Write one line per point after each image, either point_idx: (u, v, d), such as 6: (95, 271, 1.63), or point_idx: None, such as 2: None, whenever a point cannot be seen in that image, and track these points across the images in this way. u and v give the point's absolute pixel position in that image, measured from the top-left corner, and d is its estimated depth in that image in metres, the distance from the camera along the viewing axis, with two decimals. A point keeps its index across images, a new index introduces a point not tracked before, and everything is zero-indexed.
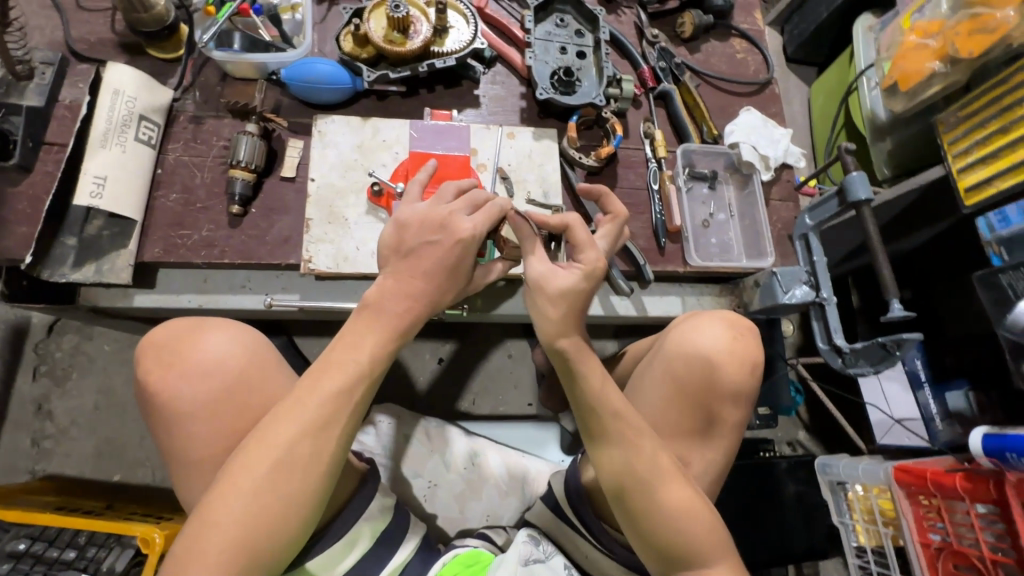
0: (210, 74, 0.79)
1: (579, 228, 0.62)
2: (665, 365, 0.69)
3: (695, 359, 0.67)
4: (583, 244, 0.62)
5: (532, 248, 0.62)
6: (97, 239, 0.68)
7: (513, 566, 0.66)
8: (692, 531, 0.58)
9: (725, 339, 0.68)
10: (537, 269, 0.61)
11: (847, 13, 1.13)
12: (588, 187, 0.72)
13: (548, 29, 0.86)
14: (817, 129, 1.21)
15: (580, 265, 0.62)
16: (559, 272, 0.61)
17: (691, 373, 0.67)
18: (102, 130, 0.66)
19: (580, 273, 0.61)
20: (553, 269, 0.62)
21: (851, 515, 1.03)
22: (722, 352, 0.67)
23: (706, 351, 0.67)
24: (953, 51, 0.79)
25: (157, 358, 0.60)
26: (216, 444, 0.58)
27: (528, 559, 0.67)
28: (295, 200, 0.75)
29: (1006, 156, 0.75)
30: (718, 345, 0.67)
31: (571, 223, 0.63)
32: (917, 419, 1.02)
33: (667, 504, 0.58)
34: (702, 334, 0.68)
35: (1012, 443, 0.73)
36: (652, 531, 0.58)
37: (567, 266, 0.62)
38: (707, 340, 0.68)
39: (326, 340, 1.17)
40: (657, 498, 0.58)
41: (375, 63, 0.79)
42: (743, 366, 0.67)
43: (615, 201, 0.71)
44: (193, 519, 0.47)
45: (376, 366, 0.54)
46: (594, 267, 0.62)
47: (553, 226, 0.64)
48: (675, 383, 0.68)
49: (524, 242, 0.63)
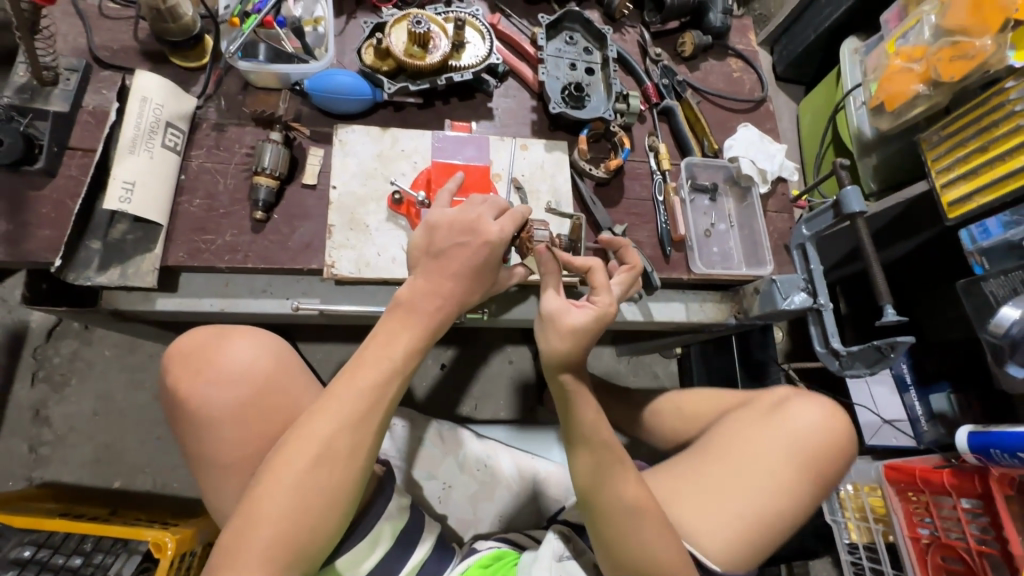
0: (232, 83, 0.80)
1: (598, 273, 0.66)
2: (749, 436, 0.72)
3: (782, 444, 0.70)
4: (598, 288, 0.65)
5: (553, 283, 0.65)
6: (122, 242, 0.69)
7: (548, 561, 0.68)
8: (658, 553, 0.61)
9: (820, 413, 0.73)
10: (552, 303, 0.65)
11: (834, 36, 1.20)
12: (608, 239, 0.74)
13: (558, 46, 0.90)
14: (806, 143, 1.27)
15: (593, 305, 0.64)
16: (572, 310, 0.64)
17: (775, 430, 0.72)
18: (131, 136, 0.68)
19: (592, 316, 0.64)
20: (567, 306, 0.65)
21: (843, 512, 1.07)
22: (807, 443, 0.70)
23: (801, 421, 0.72)
24: (936, 75, 0.85)
25: (184, 365, 0.58)
26: (245, 452, 0.56)
27: (561, 555, 0.69)
28: (316, 207, 0.77)
29: (985, 173, 0.80)
30: (807, 436, 0.71)
31: (594, 265, 0.66)
32: (905, 420, 1.09)
33: (636, 525, 0.61)
34: (797, 416, 0.72)
35: (996, 439, 0.78)
36: (622, 549, 0.62)
37: (581, 304, 0.65)
38: (796, 425, 0.72)
39: (331, 346, 1.18)
40: (628, 520, 0.61)
41: (394, 75, 0.82)
42: (821, 443, 0.71)
43: (633, 253, 0.74)
44: (240, 514, 0.49)
45: (407, 363, 0.57)
46: (606, 311, 0.64)
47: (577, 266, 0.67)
48: (750, 453, 0.70)
49: (546, 275, 0.66)
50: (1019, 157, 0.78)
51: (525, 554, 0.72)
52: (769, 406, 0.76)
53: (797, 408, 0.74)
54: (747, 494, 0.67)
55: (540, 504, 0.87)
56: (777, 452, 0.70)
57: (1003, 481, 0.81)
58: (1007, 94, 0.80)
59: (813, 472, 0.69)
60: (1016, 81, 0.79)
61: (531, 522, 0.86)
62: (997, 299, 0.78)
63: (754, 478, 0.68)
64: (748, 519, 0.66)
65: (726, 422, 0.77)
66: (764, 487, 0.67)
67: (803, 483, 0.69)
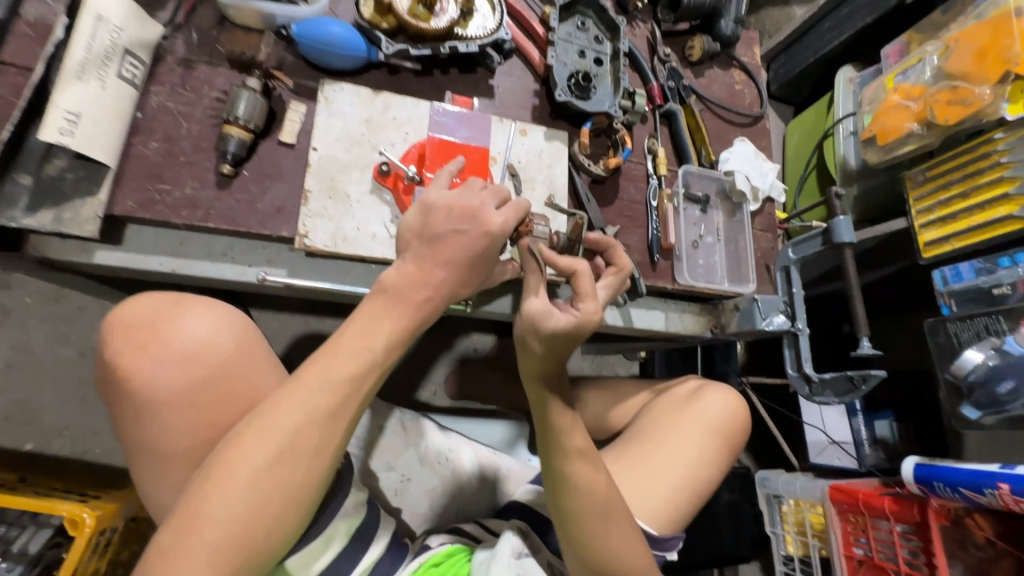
0: (207, 15, 0.71)
1: (585, 279, 0.61)
2: (670, 419, 0.81)
3: (697, 424, 0.80)
4: (585, 295, 0.61)
5: (535, 285, 0.61)
6: (59, 181, 0.60)
7: (506, 558, 0.64)
8: (621, 552, 0.62)
9: (727, 399, 0.83)
10: (534, 306, 0.60)
11: (831, 62, 1.21)
12: (596, 239, 0.71)
13: (569, 30, 0.85)
14: (790, 163, 1.28)
15: (575, 312, 0.60)
16: (554, 314, 0.60)
17: (696, 419, 0.80)
18: (80, 60, 0.58)
19: (575, 321, 0.60)
20: (548, 308, 0.60)
21: (782, 525, 1.14)
22: (716, 422, 0.81)
23: (714, 408, 0.82)
24: (931, 116, 0.87)
25: (127, 337, 0.50)
26: (193, 440, 0.50)
27: (518, 552, 0.65)
28: (293, 168, 0.70)
29: (965, 219, 0.84)
30: (716, 418, 0.81)
31: (578, 270, 0.61)
32: (850, 443, 1.13)
33: (605, 528, 0.61)
34: (709, 399, 0.83)
35: (940, 473, 0.82)
36: (589, 551, 0.62)
37: (563, 309, 0.61)
38: (707, 409, 0.82)
39: (287, 316, 1.10)
40: (597, 525, 0.61)
41: (393, 34, 0.75)
42: (735, 426, 0.82)
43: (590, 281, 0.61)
44: (182, 513, 0.44)
45: (387, 354, 0.52)
46: (589, 317, 0.60)
47: (561, 266, 0.62)
48: (682, 438, 0.79)
49: (528, 275, 0.61)
50: (999, 207, 0.81)
51: (479, 551, 0.68)
52: (684, 395, 0.85)
53: (707, 394, 0.83)
54: (679, 467, 0.76)
55: (498, 500, 0.84)
56: (693, 432, 0.79)
57: (941, 511, 0.86)
58: (995, 144, 0.83)
59: (722, 444, 0.80)
60: (1005, 133, 0.82)
61: (489, 513, 0.83)
62: (960, 342, 0.83)
63: (678, 457, 0.77)
64: (681, 494, 0.75)
65: (650, 411, 0.86)
66: (685, 463, 0.77)
67: (715, 454, 0.79)
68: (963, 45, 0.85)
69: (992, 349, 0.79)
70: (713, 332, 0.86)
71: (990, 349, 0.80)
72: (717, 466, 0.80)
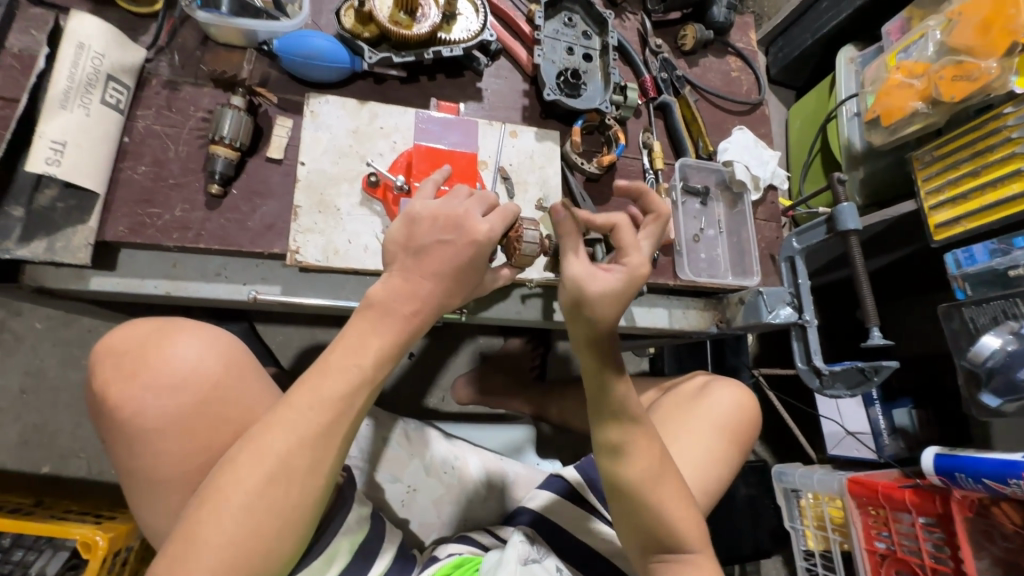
0: (189, 36, 0.71)
1: (626, 229, 0.58)
2: (678, 417, 0.80)
3: (707, 423, 0.78)
4: (629, 247, 0.58)
5: (572, 248, 0.59)
6: (50, 211, 0.60)
7: (513, 565, 0.61)
8: (678, 523, 0.60)
9: (736, 395, 0.81)
10: (578, 269, 0.57)
11: (832, 42, 1.17)
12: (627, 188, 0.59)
13: (556, 27, 0.83)
14: (793, 149, 1.25)
15: (623, 267, 0.57)
16: (599, 274, 0.57)
17: (709, 414, 0.79)
18: (63, 88, 0.58)
19: (624, 277, 0.57)
20: (591, 269, 0.57)
21: (802, 520, 1.10)
22: (726, 420, 0.79)
23: (725, 405, 0.80)
24: (937, 94, 0.84)
25: (117, 367, 0.51)
26: (186, 467, 0.49)
27: (526, 559, 0.63)
28: (281, 185, 0.70)
29: (976, 198, 0.81)
30: (725, 415, 0.79)
31: (618, 223, 0.58)
32: (867, 433, 1.07)
33: (660, 497, 0.60)
34: (719, 395, 0.81)
35: (962, 463, 0.80)
36: (644, 523, 0.61)
37: (609, 267, 0.58)
38: (717, 406, 0.79)
39: (291, 329, 1.10)
40: (651, 496, 0.60)
41: (376, 43, 0.74)
42: (747, 418, 0.81)
43: (658, 200, 0.61)
44: (177, 540, 0.44)
45: (377, 371, 0.51)
46: (637, 271, 0.57)
47: (599, 224, 0.59)
48: (694, 434, 0.77)
49: (564, 238, 0.59)
50: (1011, 184, 0.78)
51: (488, 558, 0.65)
52: (691, 393, 0.83)
53: (717, 391, 0.81)
54: (694, 461, 0.75)
55: (507, 507, 0.83)
56: (702, 431, 0.77)
57: (964, 503, 0.84)
58: (1004, 119, 0.80)
59: (732, 444, 0.79)
60: (1015, 107, 0.79)
61: (498, 520, 0.82)
62: (977, 327, 0.81)
63: (689, 457, 0.75)
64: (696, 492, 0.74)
65: (658, 408, 0.84)
66: (698, 459, 0.75)
67: (726, 454, 0.78)
68: (968, 18, 0.82)
69: (1010, 334, 0.77)
70: (719, 328, 0.84)
71: (1009, 334, 0.77)
72: (729, 463, 0.78)
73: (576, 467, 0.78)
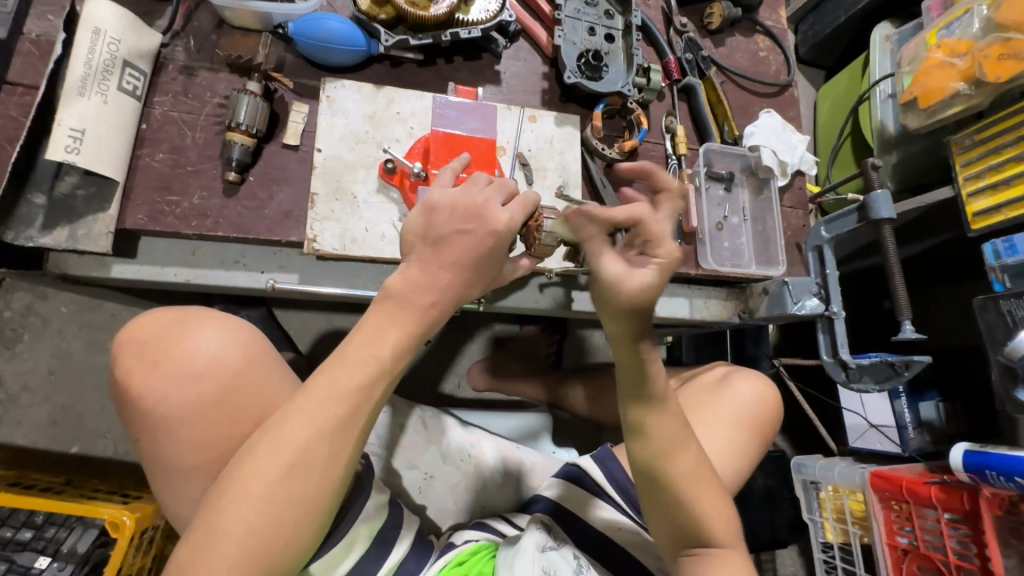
0: (205, 20, 0.70)
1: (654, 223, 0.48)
2: (699, 408, 0.78)
3: (726, 415, 0.77)
4: (660, 238, 0.49)
5: (602, 248, 0.51)
6: (70, 199, 0.60)
7: (531, 553, 0.61)
8: (710, 518, 0.60)
9: (756, 387, 0.80)
10: (612, 269, 0.50)
11: (864, 20, 1.12)
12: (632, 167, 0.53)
13: (577, 6, 0.79)
14: (823, 129, 1.20)
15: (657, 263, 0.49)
16: (637, 273, 0.49)
17: (729, 407, 0.77)
18: (80, 75, 0.58)
19: (661, 276, 0.49)
20: (627, 269, 0.50)
21: (820, 512, 1.08)
22: (746, 413, 0.78)
23: (744, 399, 0.78)
24: (980, 74, 0.80)
25: (139, 355, 0.51)
26: (208, 454, 0.50)
27: (544, 546, 0.62)
28: (298, 172, 0.69)
29: (1017, 185, 0.78)
30: (746, 407, 0.78)
31: (642, 215, 0.48)
32: (892, 426, 1.04)
33: (698, 497, 0.60)
34: (739, 387, 0.79)
35: (992, 460, 0.78)
36: (676, 519, 0.60)
37: (642, 261, 0.50)
38: (738, 399, 0.78)
39: (308, 315, 1.11)
40: (687, 491, 0.59)
41: (393, 25, 0.72)
42: (768, 409, 0.79)
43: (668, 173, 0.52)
44: (200, 528, 0.44)
45: (395, 362, 0.51)
46: (674, 260, 0.49)
47: (620, 219, 0.49)
48: (714, 427, 0.76)
49: (591, 242, 0.53)
50: None
51: (502, 550, 0.65)
52: (711, 383, 0.81)
53: (736, 382, 0.80)
54: (714, 452, 0.74)
55: (523, 495, 0.83)
56: (721, 424, 0.76)
57: (993, 502, 0.81)
58: None
59: (752, 437, 0.77)
60: None
61: (514, 508, 0.82)
62: (1015, 319, 0.78)
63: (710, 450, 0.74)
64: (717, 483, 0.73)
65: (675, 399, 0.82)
66: (717, 453, 0.74)
67: (746, 446, 0.76)
68: None
69: None
70: (742, 318, 0.82)
71: None
72: (751, 453, 0.77)
73: (594, 457, 0.76)
